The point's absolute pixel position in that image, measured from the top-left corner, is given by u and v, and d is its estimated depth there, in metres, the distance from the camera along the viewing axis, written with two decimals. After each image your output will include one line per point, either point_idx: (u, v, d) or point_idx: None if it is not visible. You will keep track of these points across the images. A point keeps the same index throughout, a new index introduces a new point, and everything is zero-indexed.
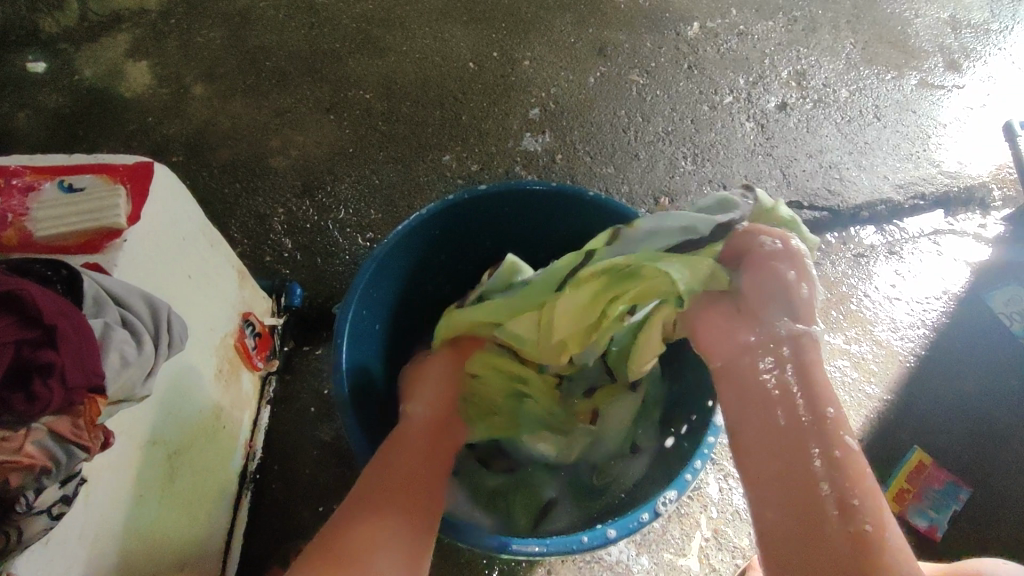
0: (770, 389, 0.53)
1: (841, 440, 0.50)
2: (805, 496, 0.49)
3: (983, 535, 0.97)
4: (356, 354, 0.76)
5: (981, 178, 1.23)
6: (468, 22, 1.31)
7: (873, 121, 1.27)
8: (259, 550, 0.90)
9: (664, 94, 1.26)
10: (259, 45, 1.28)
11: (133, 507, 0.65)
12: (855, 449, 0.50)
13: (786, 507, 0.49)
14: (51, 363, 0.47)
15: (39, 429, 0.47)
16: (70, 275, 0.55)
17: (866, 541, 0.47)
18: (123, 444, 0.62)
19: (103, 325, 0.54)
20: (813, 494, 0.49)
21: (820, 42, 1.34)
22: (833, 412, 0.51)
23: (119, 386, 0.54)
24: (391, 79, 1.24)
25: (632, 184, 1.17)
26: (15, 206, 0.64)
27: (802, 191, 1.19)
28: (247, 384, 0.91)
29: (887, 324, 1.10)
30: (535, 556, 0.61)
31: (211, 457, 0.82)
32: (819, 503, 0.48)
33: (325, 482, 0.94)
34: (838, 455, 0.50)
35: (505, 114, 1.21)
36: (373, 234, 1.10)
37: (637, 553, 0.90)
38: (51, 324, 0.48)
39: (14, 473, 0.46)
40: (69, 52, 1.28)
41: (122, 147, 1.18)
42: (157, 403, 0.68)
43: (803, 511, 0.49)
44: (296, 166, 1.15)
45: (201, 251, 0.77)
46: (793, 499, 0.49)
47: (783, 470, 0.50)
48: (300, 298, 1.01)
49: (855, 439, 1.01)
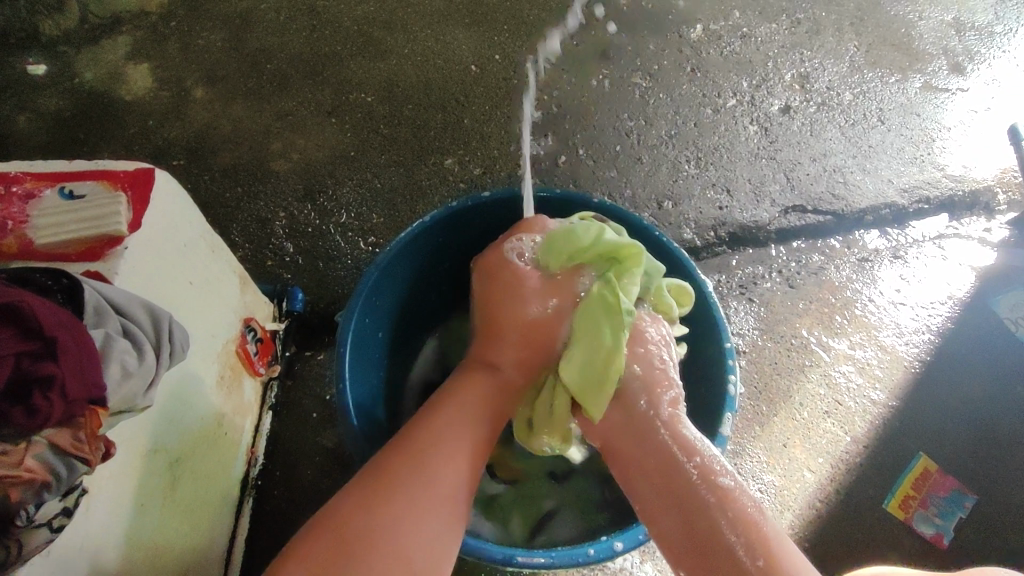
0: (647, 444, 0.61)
1: (712, 479, 0.58)
2: (688, 539, 0.56)
3: (989, 542, 0.96)
4: (359, 361, 0.75)
5: (986, 181, 1.22)
6: (470, 24, 1.30)
7: (877, 124, 1.27)
8: (260, 558, 0.89)
9: (667, 96, 1.25)
10: (260, 47, 1.27)
11: (135, 517, 0.64)
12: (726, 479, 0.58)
13: (677, 550, 0.57)
14: (51, 375, 0.46)
15: (40, 442, 0.47)
16: (71, 285, 0.54)
17: (763, 572, 0.52)
18: (124, 454, 0.62)
19: (105, 336, 0.53)
20: (699, 530, 0.56)
21: (823, 44, 1.34)
22: (700, 458, 0.59)
23: (120, 398, 0.53)
24: (392, 82, 1.23)
25: (635, 188, 1.17)
26: (15, 213, 0.63)
27: (806, 195, 1.18)
28: (249, 390, 0.90)
29: (892, 329, 1.10)
30: (540, 568, 0.61)
31: (213, 464, 0.81)
32: (709, 542, 0.55)
33: (327, 489, 0.93)
34: (713, 498, 0.56)
35: (508, 116, 1.21)
36: (375, 238, 1.09)
37: (641, 560, 0.90)
38: (51, 336, 0.47)
39: (14, 489, 0.46)
40: (69, 54, 1.27)
41: (122, 150, 1.17)
42: (159, 412, 0.67)
43: (702, 554, 0.55)
44: (298, 170, 1.14)
45: (203, 257, 0.77)
46: (688, 544, 0.56)
47: (677, 523, 0.57)
48: (301, 303, 1.00)
49: (860, 445, 1.00)
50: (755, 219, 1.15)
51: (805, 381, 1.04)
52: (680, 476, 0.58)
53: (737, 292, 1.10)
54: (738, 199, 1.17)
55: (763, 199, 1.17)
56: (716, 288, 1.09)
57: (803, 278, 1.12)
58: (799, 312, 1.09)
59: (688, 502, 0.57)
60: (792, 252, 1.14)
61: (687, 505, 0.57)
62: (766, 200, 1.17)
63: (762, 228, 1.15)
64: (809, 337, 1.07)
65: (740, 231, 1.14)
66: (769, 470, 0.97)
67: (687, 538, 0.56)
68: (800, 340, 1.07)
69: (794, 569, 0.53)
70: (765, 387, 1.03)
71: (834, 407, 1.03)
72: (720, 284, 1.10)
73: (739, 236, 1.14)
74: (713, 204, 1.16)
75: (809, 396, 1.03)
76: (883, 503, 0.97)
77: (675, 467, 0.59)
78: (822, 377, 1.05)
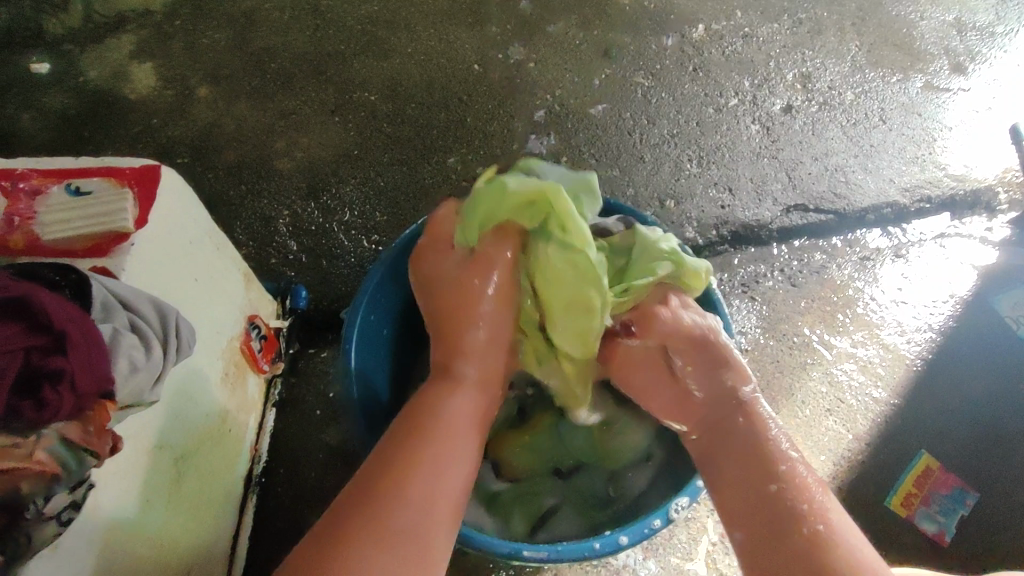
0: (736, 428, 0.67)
1: (784, 456, 0.63)
2: (757, 508, 0.61)
3: (990, 540, 0.96)
4: (364, 358, 0.76)
5: (988, 181, 1.22)
6: (473, 24, 1.30)
7: (879, 123, 1.27)
8: (264, 554, 0.89)
9: (669, 96, 1.26)
10: (264, 46, 1.27)
11: (141, 512, 0.65)
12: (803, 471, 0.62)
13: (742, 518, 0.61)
14: (61, 369, 0.47)
15: (50, 435, 0.47)
16: (79, 280, 0.54)
17: (819, 535, 0.57)
18: (132, 449, 0.62)
19: (113, 331, 0.53)
20: (763, 502, 0.61)
21: (826, 44, 1.34)
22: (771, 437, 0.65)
23: (128, 392, 0.53)
24: (396, 81, 1.24)
25: (638, 187, 1.17)
26: (22, 210, 0.64)
27: (808, 194, 1.19)
28: (253, 387, 0.91)
29: (894, 327, 1.10)
30: (545, 562, 0.62)
31: (218, 460, 0.81)
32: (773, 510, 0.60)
33: (331, 485, 0.94)
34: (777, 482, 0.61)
35: (510, 116, 1.21)
36: (379, 236, 1.10)
37: (644, 557, 0.90)
38: (61, 330, 0.48)
39: (25, 480, 0.46)
40: (74, 53, 1.27)
41: (126, 148, 1.17)
42: (165, 408, 0.67)
43: (766, 519, 0.60)
44: (302, 168, 1.15)
45: (208, 254, 0.77)
46: (756, 514, 0.61)
47: (743, 493, 0.63)
48: (305, 301, 1.01)
49: (862, 442, 1.01)
50: (757, 218, 1.15)
51: (807, 379, 1.04)
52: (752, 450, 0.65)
53: (739, 290, 1.10)
54: (740, 198, 1.17)
55: (765, 198, 1.17)
56: (719, 286, 1.10)
57: (805, 276, 1.12)
58: (802, 311, 1.09)
59: (751, 473, 0.63)
60: (794, 250, 1.14)
61: (755, 476, 0.63)
62: (768, 199, 1.17)
63: (764, 227, 1.15)
64: (811, 336, 1.08)
65: (742, 229, 1.14)
66: None
67: (756, 508, 0.61)
68: (802, 338, 1.07)
69: (846, 540, 0.56)
70: (768, 385, 1.03)
71: (836, 405, 1.03)
72: (722, 282, 1.10)
73: (742, 235, 1.14)
74: (715, 203, 1.16)
75: (812, 394, 1.03)
76: (885, 500, 0.97)
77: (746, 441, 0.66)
78: (825, 376, 1.05)
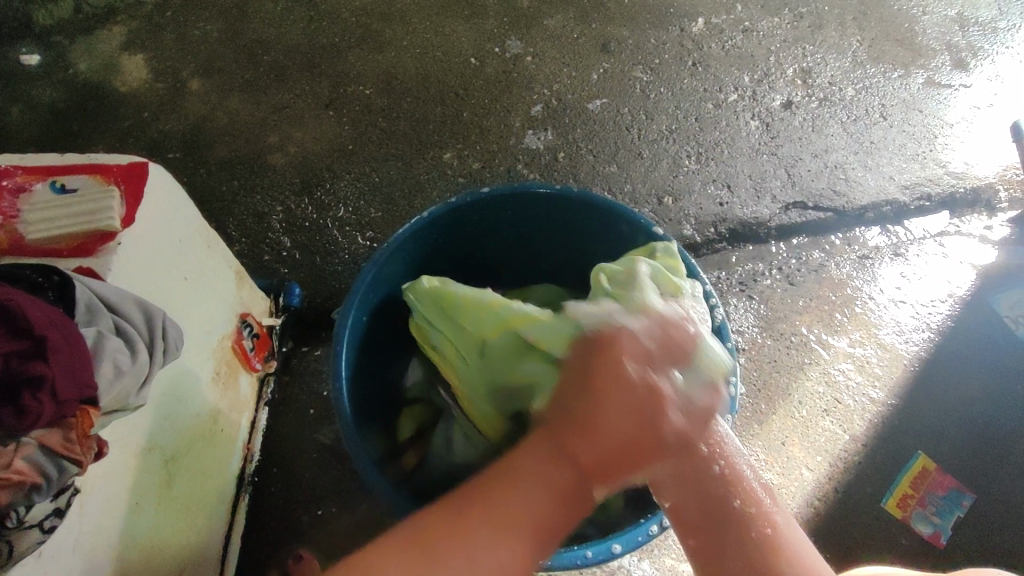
0: (705, 489, 0.57)
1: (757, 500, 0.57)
2: (701, 509, 0.56)
3: (986, 541, 0.96)
4: (356, 360, 0.74)
5: (988, 178, 1.21)
6: (469, 17, 1.29)
7: (879, 120, 1.26)
8: (257, 557, 0.89)
9: (668, 90, 1.24)
10: (258, 39, 1.26)
11: (129, 516, 0.64)
12: (770, 511, 0.56)
13: (690, 529, 0.57)
14: (42, 375, 0.46)
15: (30, 443, 0.46)
16: (62, 282, 0.53)
17: (770, 540, 0.55)
18: (119, 451, 0.61)
19: (96, 334, 0.52)
20: (721, 523, 0.56)
21: (826, 39, 1.33)
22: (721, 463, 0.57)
23: (112, 397, 0.52)
24: (391, 75, 1.22)
25: (635, 182, 1.16)
26: (5, 208, 0.62)
27: (806, 191, 1.17)
28: (245, 386, 0.90)
29: (892, 327, 1.09)
30: (539, 570, 0.60)
31: (208, 461, 0.80)
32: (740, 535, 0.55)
33: (325, 484, 0.93)
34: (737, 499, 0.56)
35: (507, 110, 1.19)
36: (373, 233, 1.08)
37: (639, 558, 0.89)
38: (41, 335, 0.47)
39: (4, 491, 0.45)
40: (64, 45, 1.26)
41: (116, 143, 1.15)
42: (153, 410, 0.66)
43: (710, 529, 0.56)
44: (295, 162, 1.13)
45: (198, 251, 0.76)
46: (701, 527, 0.56)
47: (697, 515, 0.57)
48: (298, 299, 1.00)
49: (859, 443, 1.00)
50: (756, 216, 1.14)
51: (805, 378, 1.04)
52: (717, 491, 0.56)
53: (737, 288, 1.09)
54: (739, 195, 1.16)
55: (763, 195, 1.16)
56: (716, 285, 1.09)
57: (803, 275, 1.11)
58: (800, 309, 1.08)
59: (718, 504, 0.56)
60: (792, 249, 1.13)
61: (705, 497, 0.56)
62: (766, 196, 1.16)
63: (762, 225, 1.14)
64: (809, 335, 1.07)
65: (739, 227, 1.13)
66: (767, 469, 0.97)
67: (714, 529, 0.56)
68: (800, 337, 1.06)
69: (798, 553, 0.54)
70: (764, 385, 1.02)
71: (833, 405, 1.02)
72: (720, 280, 1.09)
73: (740, 233, 1.13)
74: (713, 201, 1.15)
75: (809, 394, 1.03)
76: (881, 501, 0.97)
77: (706, 478, 0.57)
78: (822, 375, 1.04)
